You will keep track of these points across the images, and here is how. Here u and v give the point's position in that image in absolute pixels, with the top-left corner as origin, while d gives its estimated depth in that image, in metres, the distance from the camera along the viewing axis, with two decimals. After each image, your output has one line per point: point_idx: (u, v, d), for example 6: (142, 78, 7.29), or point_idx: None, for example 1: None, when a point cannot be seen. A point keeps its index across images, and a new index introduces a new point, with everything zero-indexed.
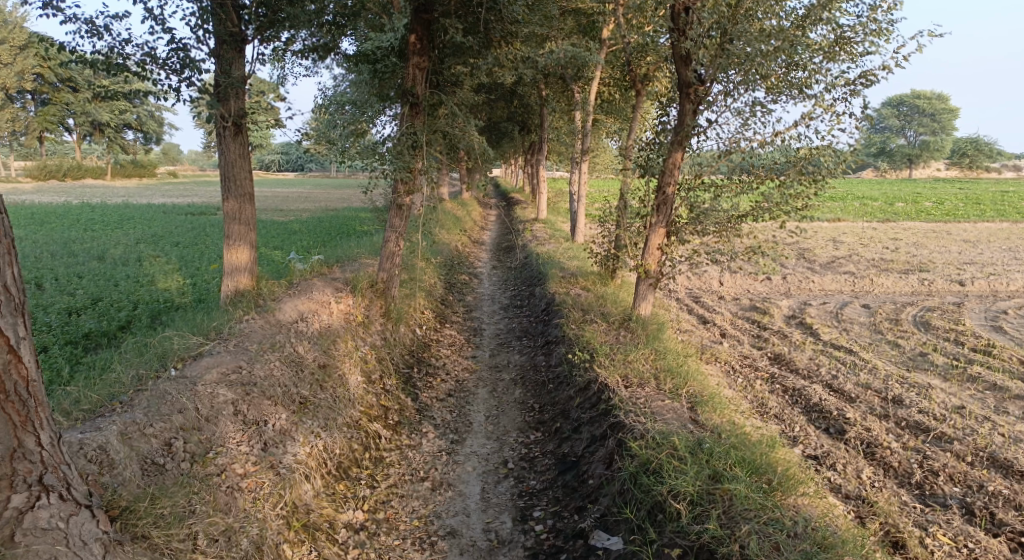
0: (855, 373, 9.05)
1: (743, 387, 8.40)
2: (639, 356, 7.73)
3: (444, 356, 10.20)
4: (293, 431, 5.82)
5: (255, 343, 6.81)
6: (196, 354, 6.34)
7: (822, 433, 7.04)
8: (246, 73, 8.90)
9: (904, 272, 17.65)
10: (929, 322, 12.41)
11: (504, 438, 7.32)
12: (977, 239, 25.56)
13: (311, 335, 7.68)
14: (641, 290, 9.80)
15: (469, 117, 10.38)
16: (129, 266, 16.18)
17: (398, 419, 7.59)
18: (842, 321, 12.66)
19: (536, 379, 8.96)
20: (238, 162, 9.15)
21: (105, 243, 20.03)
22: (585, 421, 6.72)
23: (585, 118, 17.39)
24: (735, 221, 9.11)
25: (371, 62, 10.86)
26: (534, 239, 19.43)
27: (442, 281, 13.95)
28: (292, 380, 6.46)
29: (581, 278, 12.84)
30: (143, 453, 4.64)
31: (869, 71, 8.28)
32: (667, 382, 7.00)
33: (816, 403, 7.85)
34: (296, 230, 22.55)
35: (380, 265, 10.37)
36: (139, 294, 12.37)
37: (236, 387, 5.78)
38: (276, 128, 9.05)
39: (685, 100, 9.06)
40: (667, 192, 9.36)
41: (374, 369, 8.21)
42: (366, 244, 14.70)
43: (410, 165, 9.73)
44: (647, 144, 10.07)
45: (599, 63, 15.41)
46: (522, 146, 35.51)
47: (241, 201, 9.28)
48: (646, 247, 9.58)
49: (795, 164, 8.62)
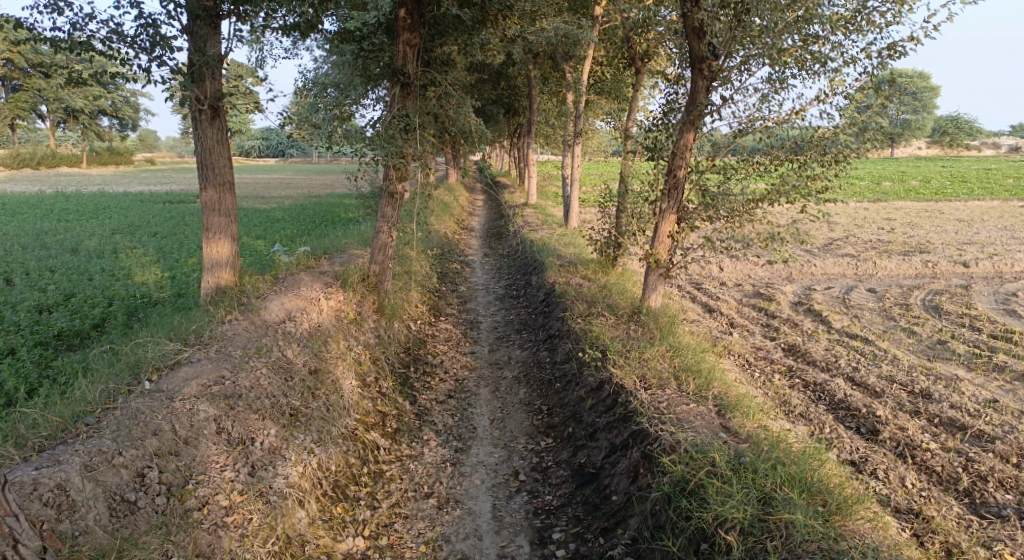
0: (876, 366, 8.60)
1: (763, 383, 7.91)
2: (655, 353, 7.23)
3: (441, 353, 9.62)
4: (283, 449, 5.24)
5: (240, 348, 6.22)
6: (174, 361, 5.71)
7: (855, 434, 6.58)
8: (222, 53, 8.20)
9: (905, 254, 17.30)
10: (940, 306, 12.02)
11: (512, 444, 6.79)
12: (970, 218, 25.33)
13: (300, 337, 7.08)
14: (650, 281, 9.21)
15: (462, 98, 9.73)
16: (104, 259, 15.38)
17: (397, 426, 7.02)
18: (851, 307, 12.22)
19: (541, 377, 8.43)
20: (216, 149, 8.45)
21: (79, 234, 19.14)
22: (601, 427, 6.23)
23: (578, 100, 16.72)
24: (750, 206, 8.57)
25: (356, 40, 10.15)
26: (527, 225, 18.82)
27: (434, 271, 13.32)
28: (281, 389, 5.87)
29: (581, 267, 12.26)
30: (111, 489, 4.09)
31: (896, 43, 7.72)
32: (689, 382, 6.51)
33: (842, 400, 7.40)
34: (279, 218, 21.76)
35: (372, 257, 9.72)
36: (114, 290, 11.65)
37: (218, 401, 5.18)
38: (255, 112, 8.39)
39: (697, 76, 8.47)
40: (678, 175, 8.77)
41: (369, 372, 7.61)
42: (354, 233, 14.00)
43: (403, 151, 9.08)
44: (653, 125, 9.50)
45: (592, 41, 14.77)
46: (509, 129, 34.67)
47: (220, 190, 8.60)
48: (657, 235, 8.99)
49: (814, 143, 8.06)
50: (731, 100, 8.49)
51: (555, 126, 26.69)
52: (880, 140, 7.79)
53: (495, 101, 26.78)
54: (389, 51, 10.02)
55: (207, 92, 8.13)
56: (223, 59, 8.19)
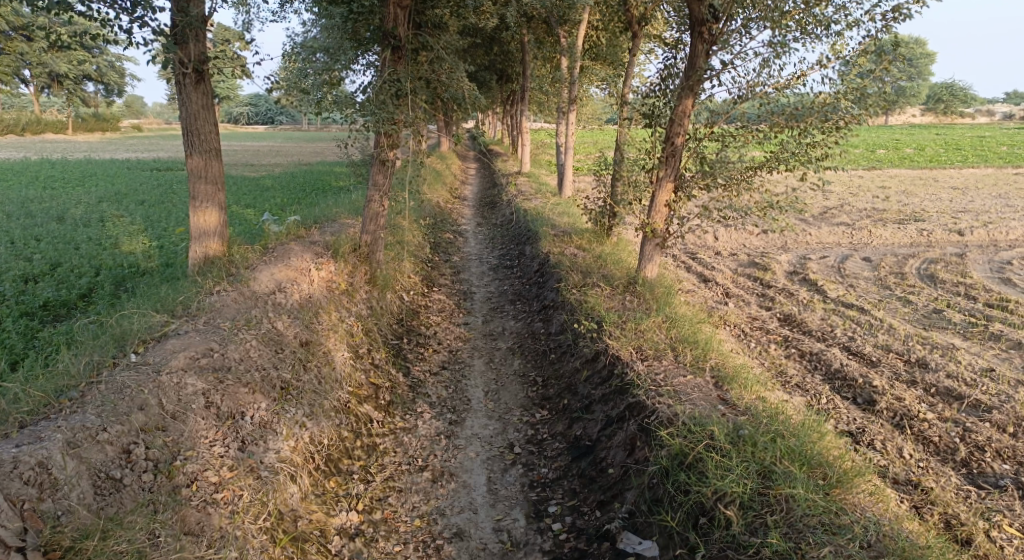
0: (872, 336, 8.56)
1: (759, 353, 7.86)
2: (651, 324, 7.14)
3: (434, 324, 9.51)
4: (274, 423, 5.13)
5: (229, 321, 6.09)
6: (161, 334, 5.57)
7: (851, 405, 6.55)
8: (205, 14, 7.88)
9: (900, 222, 17.21)
10: (936, 275, 11.97)
11: (506, 417, 6.73)
12: (965, 186, 25.20)
13: (290, 308, 6.94)
14: (646, 251, 9.09)
15: (455, 62, 9.44)
16: (91, 228, 15.09)
17: (390, 398, 6.93)
18: (847, 276, 12.15)
19: (536, 348, 8.35)
20: (201, 114, 8.17)
21: (65, 202, 18.77)
22: (597, 399, 6.17)
23: (573, 65, 16.36)
24: (749, 174, 8.40)
25: (345, 2, 9.81)
26: (520, 194, 18.59)
27: (427, 241, 13.14)
28: (272, 362, 5.76)
29: (575, 236, 12.11)
30: (95, 466, 3.99)
31: (901, 5, 7.50)
32: (685, 354, 6.44)
33: (838, 370, 7.36)
34: (269, 186, 21.42)
35: (363, 227, 9.53)
36: (101, 260, 11.43)
37: (207, 375, 5.06)
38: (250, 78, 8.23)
39: (697, 40, 8.21)
40: (676, 143, 8.57)
41: (361, 344, 7.50)
42: (345, 202, 13.76)
43: (394, 117, 8.82)
44: (650, 91, 9.26)
45: (587, 4, 14.36)
46: (501, 95, 34.06)
47: (206, 157, 8.34)
48: (654, 205, 8.82)
49: (815, 109, 7.87)
50: (731, 65, 8.27)
51: (549, 93, 26.22)
52: (882, 106, 7.65)
53: (488, 66, 26.23)
54: (378, 13, 9.67)
55: (190, 54, 7.83)
56: (205, 20, 7.89)
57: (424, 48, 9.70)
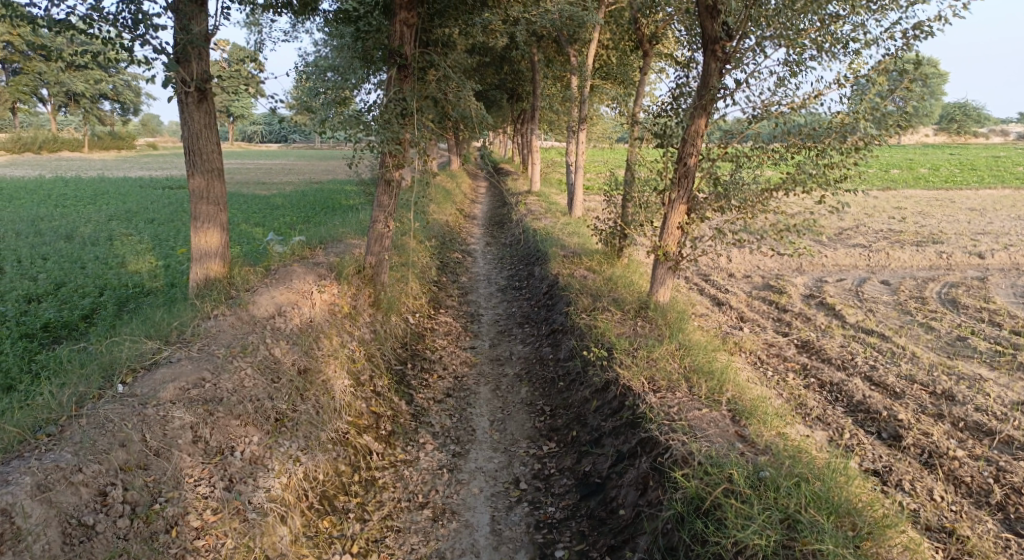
0: (895, 364, 8.20)
1: (776, 382, 7.53)
2: (663, 352, 6.83)
3: (440, 348, 9.25)
4: (265, 458, 4.88)
5: (223, 347, 5.87)
6: (151, 362, 5.36)
7: (876, 440, 6.20)
8: (207, 31, 7.80)
9: (918, 244, 16.82)
10: (958, 300, 11.58)
11: (512, 449, 6.44)
12: (983, 207, 24.76)
13: (289, 333, 6.72)
14: (658, 274, 8.81)
15: (463, 80, 9.26)
16: (98, 246, 15.01)
17: (392, 428, 6.65)
18: (865, 300, 11.78)
19: (544, 375, 8.06)
20: (204, 133, 8.04)
21: (75, 220, 18.79)
22: (607, 433, 5.88)
23: (583, 84, 16.21)
24: (765, 196, 8.12)
25: (353, 20, 9.74)
26: (529, 213, 18.38)
27: (435, 262, 12.91)
28: (266, 392, 5.52)
29: (585, 257, 11.84)
30: (67, 511, 3.79)
31: (922, 22, 7.24)
32: (700, 385, 6.12)
33: (861, 402, 7.02)
34: (278, 204, 21.37)
35: (368, 248, 9.32)
36: (105, 279, 11.29)
37: (196, 407, 4.84)
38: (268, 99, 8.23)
39: (710, 58, 7.99)
40: (689, 163, 8.32)
41: (363, 370, 7.24)
42: (352, 221, 13.58)
43: (399, 136, 8.63)
44: (662, 110, 9.03)
45: (598, 23, 14.23)
46: (511, 114, 34.03)
47: (208, 177, 8.19)
48: (665, 227, 8.55)
49: (834, 129, 7.58)
50: (745, 84, 8.02)
51: (559, 112, 26.12)
52: (903, 126, 7.38)
53: (498, 86, 26.21)
54: (385, 31, 9.56)
55: (193, 72, 7.73)
56: (209, 38, 7.80)
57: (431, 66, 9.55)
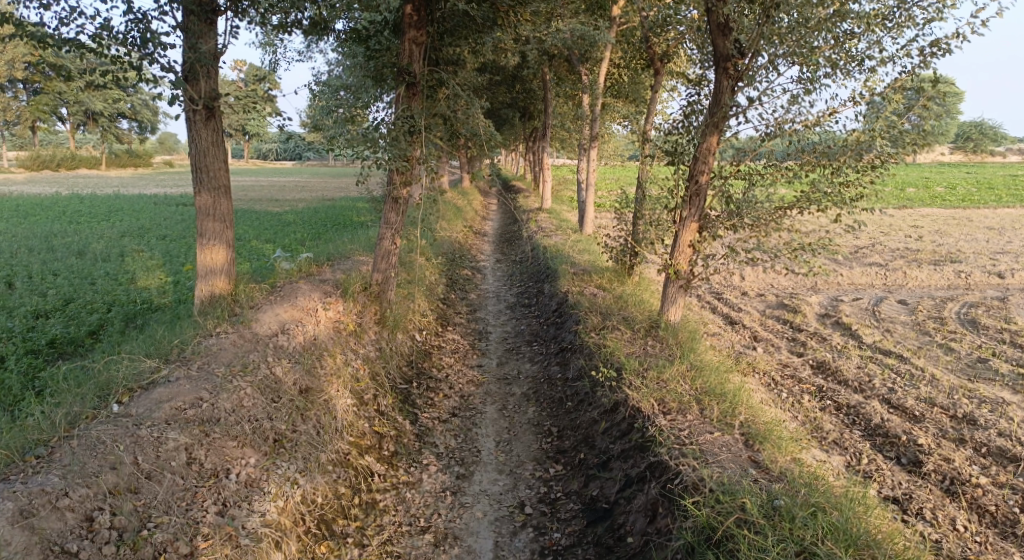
0: (914, 387, 7.95)
1: (791, 405, 7.30)
2: (674, 373, 6.65)
3: (447, 366, 9.11)
4: (261, 480, 4.78)
5: (223, 366, 5.79)
6: (149, 382, 5.32)
7: (895, 466, 5.96)
8: (216, 48, 7.86)
9: (935, 263, 16.51)
10: (977, 320, 11.29)
11: (518, 471, 6.25)
12: (1001, 226, 24.35)
13: (292, 352, 6.62)
14: (669, 293, 8.64)
15: (472, 97, 9.21)
16: (110, 262, 15.10)
17: (395, 449, 6.50)
18: (882, 320, 11.51)
19: (552, 395, 7.89)
20: (211, 150, 8.03)
21: (88, 237, 18.93)
22: (616, 456, 5.69)
23: (594, 102, 16.18)
24: (778, 213, 7.95)
25: (364, 40, 9.80)
26: (540, 230, 18.29)
27: (443, 279, 12.82)
28: (265, 412, 5.44)
29: (595, 275, 11.70)
30: (51, 537, 3.72)
31: (940, 39, 7.10)
32: (712, 407, 5.93)
33: (879, 426, 6.79)
34: (289, 221, 21.46)
35: (375, 265, 9.23)
36: (114, 295, 11.31)
37: (190, 428, 4.78)
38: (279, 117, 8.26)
39: (722, 75, 7.88)
40: (700, 181, 8.18)
41: (367, 389, 7.10)
42: (361, 238, 13.55)
43: (407, 153, 8.57)
44: (673, 128, 8.92)
45: (609, 42, 14.22)
46: (523, 132, 34.12)
47: (215, 193, 8.16)
48: (676, 245, 8.41)
49: (850, 146, 7.42)
50: (757, 102, 7.90)
51: (571, 130, 26.14)
52: (920, 144, 7.22)
53: (510, 104, 26.29)
54: (394, 48, 9.71)
55: (201, 89, 7.77)
56: (217, 55, 7.83)
57: (440, 84, 9.53)
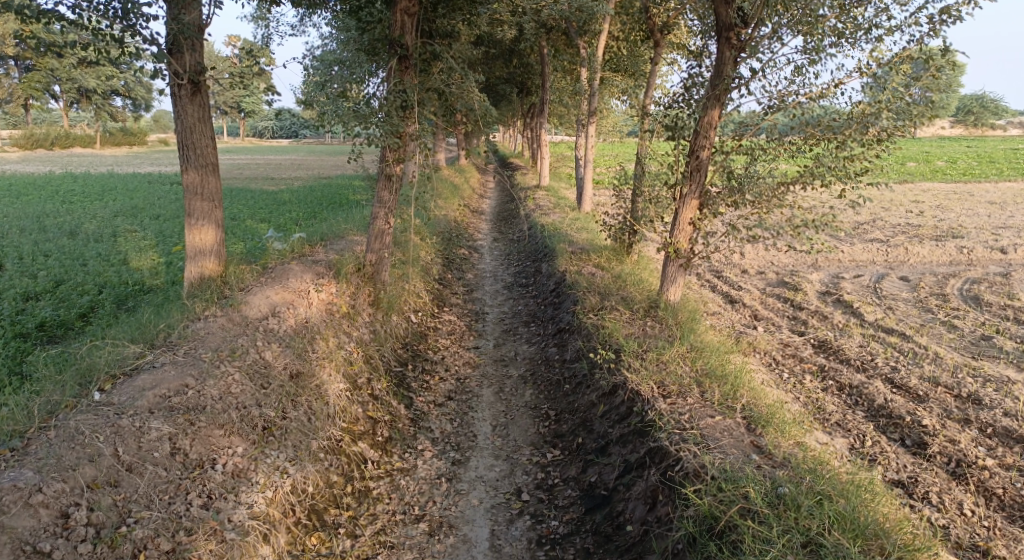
0: (917, 366, 7.81)
1: (792, 385, 7.17)
2: (675, 355, 6.49)
3: (443, 348, 8.96)
4: (248, 471, 4.66)
5: (211, 351, 5.63)
6: (132, 368, 5.16)
7: (899, 448, 5.84)
8: (200, 20, 7.57)
9: (937, 239, 16.31)
10: (980, 297, 11.13)
11: (515, 457, 6.13)
12: (1003, 200, 24.11)
13: (282, 335, 6.45)
14: (668, 272, 8.45)
15: (467, 71, 8.93)
16: (102, 243, 14.86)
17: (389, 434, 6.36)
18: (884, 297, 11.34)
19: (549, 377, 7.75)
20: (197, 127, 7.77)
21: (81, 217, 18.67)
22: (615, 441, 5.57)
23: (592, 76, 15.82)
24: (781, 190, 7.75)
25: (355, 11, 9.54)
26: (537, 208, 18.04)
27: (439, 258, 12.61)
28: (254, 399, 5.27)
29: (593, 254, 11.49)
30: (24, 535, 3.61)
31: (951, 7, 6.81)
32: (713, 390, 5.78)
33: (882, 406, 6.66)
34: (285, 200, 21.17)
35: (368, 245, 9.01)
36: (105, 276, 11.11)
37: (175, 417, 4.65)
38: (266, 93, 7.98)
39: (724, 46, 7.56)
40: (701, 157, 7.91)
41: (360, 373, 6.94)
42: (356, 217, 13.32)
43: (399, 130, 8.31)
44: (674, 101, 8.65)
45: (607, 14, 13.83)
46: (520, 107, 33.63)
47: (202, 172, 7.92)
48: (676, 223, 8.19)
49: (855, 119, 7.21)
50: (760, 73, 7.63)
51: (568, 105, 25.71)
52: (928, 116, 7.01)
53: (506, 79, 25.84)
54: (385, 20, 9.43)
55: (185, 64, 7.50)
56: (201, 28, 7.55)
57: (434, 57, 9.30)
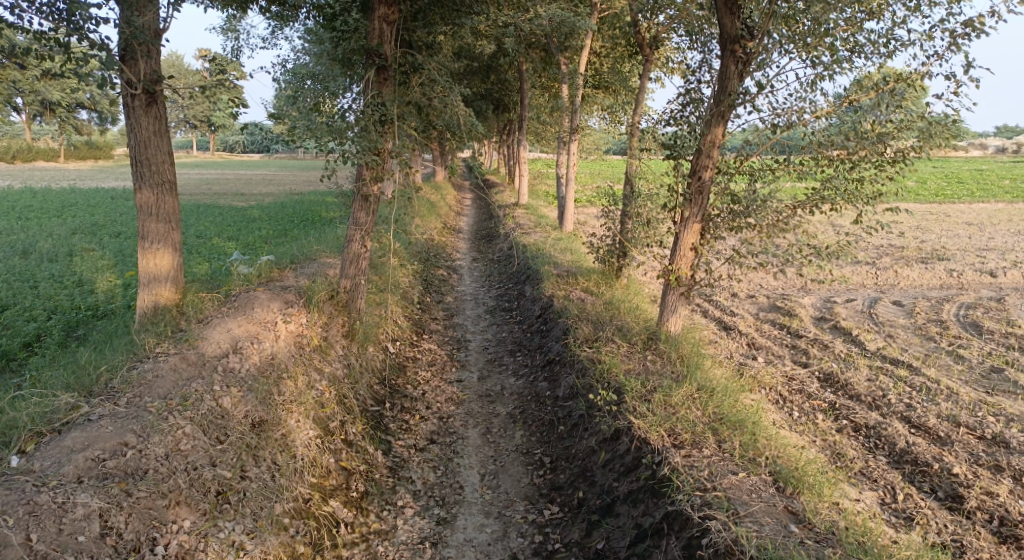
0: (932, 403, 7.31)
1: (806, 426, 6.63)
2: (683, 396, 5.89)
3: (423, 382, 8.25)
4: (196, 552, 3.99)
5: (158, 399, 4.86)
6: (62, 423, 4.40)
7: (932, 502, 5.39)
8: (157, 24, 6.86)
9: (924, 261, 16.07)
10: (980, 323, 10.77)
11: (507, 513, 5.47)
12: (980, 221, 24.22)
13: (244, 376, 5.70)
14: (669, 300, 7.86)
15: (451, 83, 8.29)
16: (55, 262, 13.82)
17: (365, 487, 5.63)
18: (882, 323, 10.92)
19: (540, 416, 7.10)
20: (153, 141, 7.02)
21: (36, 234, 17.55)
22: (622, 499, 4.98)
23: (574, 92, 15.33)
24: (789, 213, 7.23)
25: (328, 17, 8.92)
26: (518, 227, 17.45)
27: (418, 281, 11.90)
28: (207, 457, 4.56)
29: (581, 277, 10.88)
30: None
31: (972, 21, 6.42)
32: (731, 439, 5.21)
33: (906, 451, 6.14)
34: (255, 217, 20.26)
35: (342, 270, 8.25)
36: (56, 300, 10.17)
37: (108, 487, 3.94)
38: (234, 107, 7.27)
39: (729, 59, 7.14)
40: (704, 177, 7.42)
41: (332, 416, 6.18)
42: (329, 237, 12.55)
43: (378, 146, 7.55)
44: (674, 118, 8.10)
45: (590, 29, 13.34)
46: (498, 124, 33.14)
47: (158, 190, 7.16)
48: (677, 248, 7.63)
49: (870, 139, 6.76)
50: (767, 89, 7.16)
51: (547, 122, 25.26)
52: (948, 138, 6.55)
53: (484, 95, 25.31)
54: (362, 29, 8.66)
55: (140, 72, 6.76)
56: (160, 34, 6.87)
57: (414, 69, 8.66)
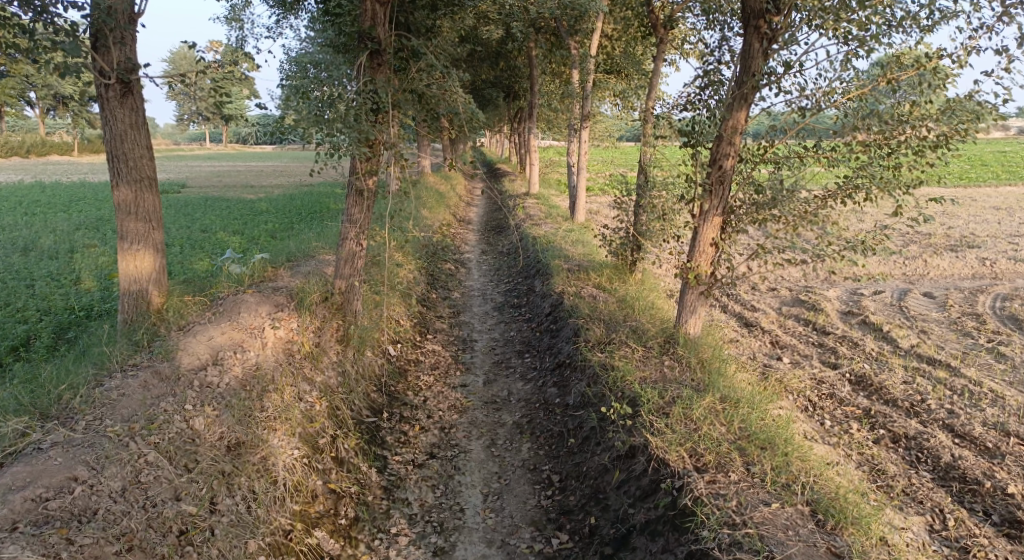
0: (977, 408, 6.67)
1: (840, 438, 6.05)
2: (706, 410, 5.31)
3: (424, 387, 7.73)
4: None
5: (119, 425, 4.48)
6: (7, 454, 4.15)
7: (988, 529, 4.83)
8: (131, 9, 6.38)
9: (954, 250, 15.28)
10: (1020, 316, 10.05)
11: (512, 542, 4.96)
12: (1008, 205, 23.25)
13: (223, 392, 5.22)
14: (686, 300, 7.26)
15: (451, 67, 7.70)
16: (56, 259, 13.45)
17: (356, 513, 5.15)
18: (913, 317, 10.24)
19: (549, 427, 6.56)
20: (130, 134, 6.52)
21: (40, 230, 17.23)
22: (639, 531, 4.46)
23: (585, 76, 14.65)
24: (818, 204, 6.60)
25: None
26: (528, 218, 16.85)
27: (422, 277, 11.37)
28: (170, 491, 4.23)
29: (592, 272, 10.29)
30: None
31: None
32: (761, 461, 4.65)
33: (952, 466, 5.55)
34: (262, 210, 19.82)
35: (337, 270, 7.74)
36: (48, 300, 9.77)
37: (45, 535, 3.64)
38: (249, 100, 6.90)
39: (752, 36, 6.50)
40: (725, 166, 6.79)
41: (322, 431, 5.65)
42: (330, 232, 12.05)
43: (370, 137, 6.90)
44: (692, 103, 7.44)
45: (601, 10, 12.65)
46: (509, 112, 32.44)
47: (136, 187, 6.65)
48: (696, 243, 7.01)
49: (909, 122, 6.11)
50: (794, 68, 6.50)
51: (558, 109, 24.58)
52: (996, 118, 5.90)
53: (492, 83, 24.63)
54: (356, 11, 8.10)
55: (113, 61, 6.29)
56: (134, 18, 6.32)
57: (413, 55, 8.15)
